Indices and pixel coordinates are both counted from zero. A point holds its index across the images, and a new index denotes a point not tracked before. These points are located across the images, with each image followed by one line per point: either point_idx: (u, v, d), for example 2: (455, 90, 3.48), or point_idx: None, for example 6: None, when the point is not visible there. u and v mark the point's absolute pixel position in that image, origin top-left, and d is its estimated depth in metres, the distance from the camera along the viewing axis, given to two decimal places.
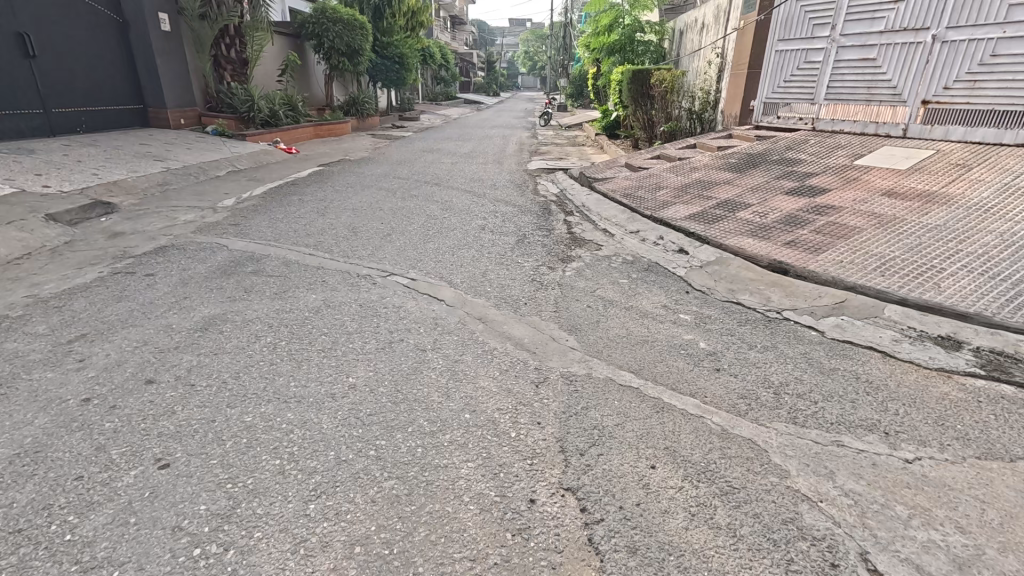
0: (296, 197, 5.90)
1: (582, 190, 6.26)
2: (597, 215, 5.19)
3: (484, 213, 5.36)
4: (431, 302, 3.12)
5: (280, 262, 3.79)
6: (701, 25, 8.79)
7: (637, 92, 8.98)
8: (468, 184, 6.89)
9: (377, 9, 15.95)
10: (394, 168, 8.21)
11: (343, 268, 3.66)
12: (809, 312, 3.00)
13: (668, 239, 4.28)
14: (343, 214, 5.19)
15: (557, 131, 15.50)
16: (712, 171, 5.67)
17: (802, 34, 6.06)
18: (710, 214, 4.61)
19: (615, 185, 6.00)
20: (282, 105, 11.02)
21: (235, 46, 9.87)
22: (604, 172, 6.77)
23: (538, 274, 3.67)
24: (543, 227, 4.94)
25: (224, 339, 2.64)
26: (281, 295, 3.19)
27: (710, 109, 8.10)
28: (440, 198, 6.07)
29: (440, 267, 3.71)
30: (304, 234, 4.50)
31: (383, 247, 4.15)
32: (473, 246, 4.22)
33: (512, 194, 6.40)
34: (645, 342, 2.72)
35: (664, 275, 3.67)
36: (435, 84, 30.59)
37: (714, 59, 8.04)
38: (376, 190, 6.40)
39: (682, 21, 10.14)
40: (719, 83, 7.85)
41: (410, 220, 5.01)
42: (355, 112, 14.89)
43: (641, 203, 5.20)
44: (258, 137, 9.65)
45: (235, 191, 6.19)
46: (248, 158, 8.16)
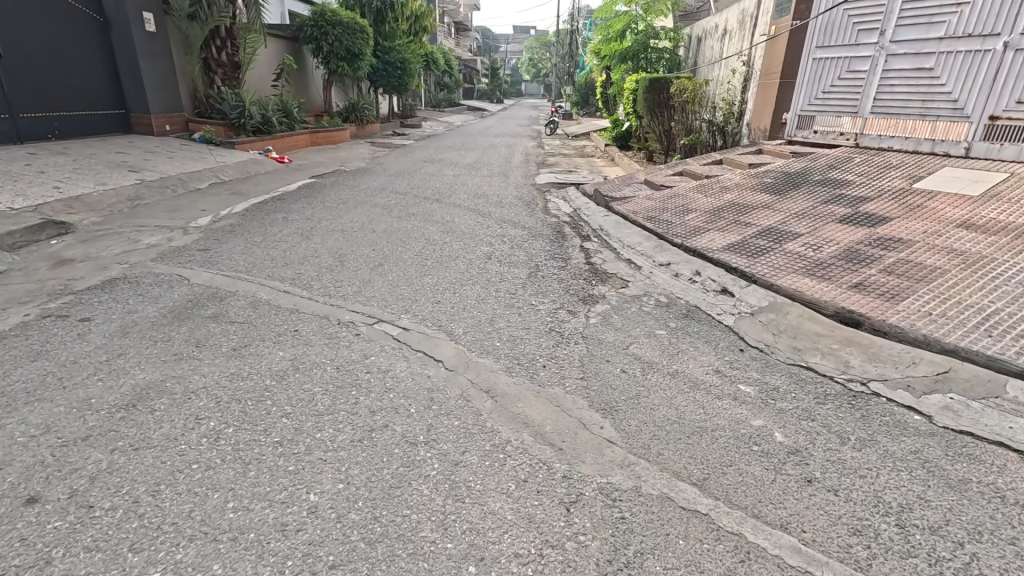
0: (280, 215, 5.31)
1: (599, 210, 5.65)
2: (618, 242, 4.58)
3: (490, 237, 4.76)
4: (427, 363, 2.50)
5: (248, 302, 3.17)
6: (724, 32, 8.20)
7: (653, 102, 8.41)
8: (471, 201, 6.30)
9: (379, 13, 15.41)
10: (392, 180, 7.62)
11: (322, 312, 3.05)
12: (905, 386, 2.36)
13: (706, 275, 3.67)
14: (330, 237, 4.59)
15: (564, 140, 14.93)
16: (746, 193, 5.06)
17: (845, 41, 5.47)
18: (752, 244, 3.99)
19: (635, 205, 5.39)
20: (277, 111, 10.46)
21: (226, 49, 9.33)
22: (621, 189, 6.17)
23: (556, 321, 3.05)
24: (557, 255, 4.33)
25: (152, 425, 2.01)
26: (240, 352, 2.56)
27: (734, 122, 7.49)
28: (440, 217, 5.47)
29: (437, 311, 3.10)
30: (282, 262, 3.89)
31: (373, 282, 3.55)
32: (478, 281, 3.61)
33: (520, 213, 5.80)
34: (703, 431, 2.09)
35: (708, 326, 3.05)
36: (438, 90, 30.10)
37: (739, 67, 7.45)
38: (370, 207, 5.81)
39: (700, 27, 9.57)
40: (744, 93, 7.26)
41: (406, 245, 4.41)
42: (354, 117, 14.38)
43: (669, 228, 4.59)
44: (248, 144, 9.07)
45: (213, 206, 5.60)
46: (234, 168, 7.56)
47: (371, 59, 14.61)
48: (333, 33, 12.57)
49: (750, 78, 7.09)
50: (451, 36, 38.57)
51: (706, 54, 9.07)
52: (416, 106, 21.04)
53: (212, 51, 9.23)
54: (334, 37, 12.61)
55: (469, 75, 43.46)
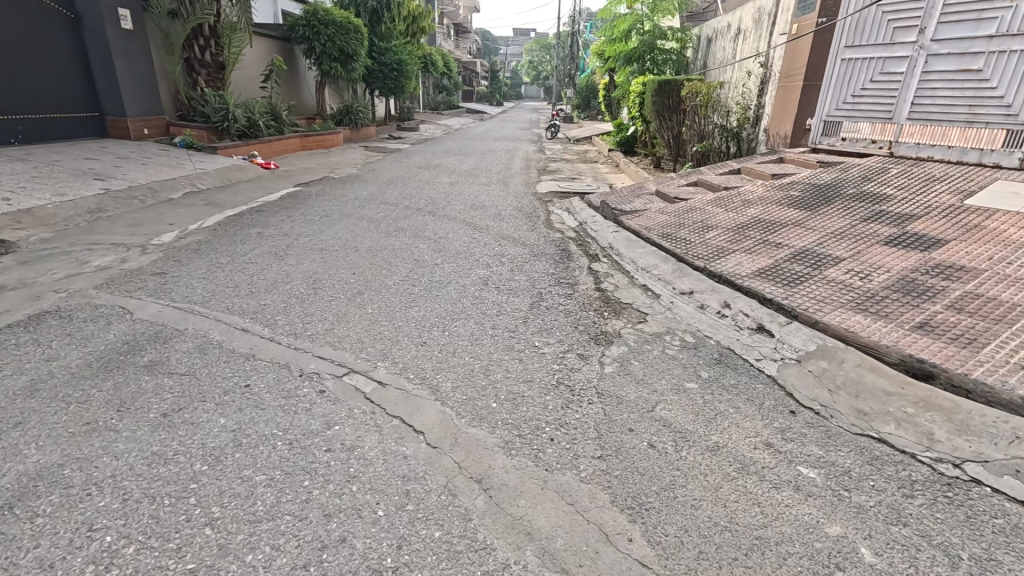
0: (255, 230, 4.81)
1: (607, 225, 5.14)
2: (631, 263, 4.07)
3: (487, 256, 4.26)
4: (404, 436, 2.00)
5: (197, 343, 2.66)
6: (737, 33, 7.73)
7: (662, 106, 7.92)
8: (467, 213, 5.80)
9: (375, 13, 14.95)
10: (383, 189, 7.12)
11: (284, 359, 2.54)
12: (1014, 472, 1.85)
13: (737, 309, 3.16)
14: (308, 257, 4.09)
15: (566, 145, 14.43)
16: (772, 207, 4.56)
17: (879, 40, 4.98)
18: (786, 270, 3.49)
19: (647, 220, 4.89)
20: (265, 114, 9.97)
21: (210, 48, 8.88)
22: (630, 200, 5.68)
23: (564, 371, 2.54)
24: (562, 280, 3.82)
25: (24, 542, 1.49)
26: (170, 420, 2.05)
27: (749, 128, 7.01)
28: (432, 231, 4.98)
29: (421, 357, 2.59)
30: (247, 290, 3.39)
31: (350, 316, 3.04)
32: (472, 315, 3.10)
33: (520, 227, 5.31)
34: (766, 546, 1.57)
35: (747, 376, 2.54)
36: (436, 92, 29.65)
37: (755, 70, 6.96)
38: (355, 220, 5.30)
39: (710, 27, 9.09)
40: (761, 97, 6.77)
41: (392, 267, 3.91)
42: (349, 121, 13.91)
43: (688, 248, 4.08)
44: (232, 149, 8.56)
45: (183, 220, 5.10)
46: (213, 175, 7.06)
47: (367, 60, 14.13)
48: (325, 33, 12.09)
49: (768, 80, 6.61)
50: (450, 38, 38.16)
51: (717, 56, 8.60)
52: (413, 108, 20.55)
53: (194, 51, 8.77)
54: (327, 37, 12.13)
55: (470, 77, 43.01)
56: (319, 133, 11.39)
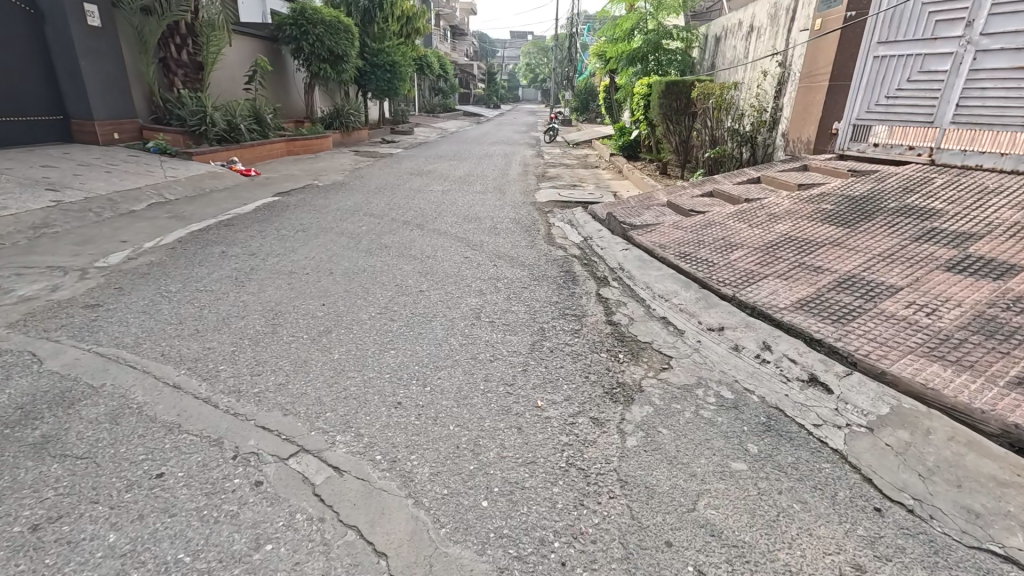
0: (219, 249, 4.26)
1: (615, 241, 4.60)
2: (646, 290, 3.53)
3: (481, 280, 3.72)
4: (360, 563, 1.45)
5: (110, 408, 2.11)
6: (750, 31, 7.22)
7: (670, 109, 7.41)
8: (459, 226, 5.26)
9: (367, 13, 14.42)
10: (369, 198, 6.59)
11: (218, 431, 1.99)
12: None
13: (780, 353, 2.62)
14: (273, 283, 3.54)
15: (565, 149, 13.93)
16: (802, 223, 4.04)
17: (918, 34, 4.46)
18: (832, 301, 2.96)
19: (661, 237, 4.36)
20: (247, 117, 9.42)
21: (187, 47, 8.32)
22: (639, 213, 5.16)
23: (575, 447, 1.99)
24: (567, 311, 3.28)
25: None
26: (37, 540, 1.49)
27: (765, 132, 6.49)
28: (420, 249, 4.43)
29: (393, 425, 2.05)
30: (192, 328, 2.83)
31: (311, 364, 2.50)
32: (460, 362, 2.56)
33: (518, 243, 4.77)
34: None
35: (807, 452, 1.99)
36: (432, 95, 29.16)
37: (772, 71, 6.44)
38: (334, 235, 4.75)
39: (719, 25, 8.60)
40: (778, 98, 6.26)
41: (368, 296, 3.36)
42: (340, 124, 13.36)
43: (712, 273, 3.55)
44: (210, 155, 8.01)
45: (140, 236, 4.55)
46: (185, 184, 6.51)
47: (358, 62, 13.59)
48: (314, 32, 11.56)
49: (787, 80, 6.10)
50: (447, 41, 37.70)
51: (727, 56, 8.09)
52: (408, 111, 20.02)
53: (170, 50, 8.21)
54: (315, 37, 11.59)
55: (466, 80, 42.52)
56: (306, 137, 10.85)
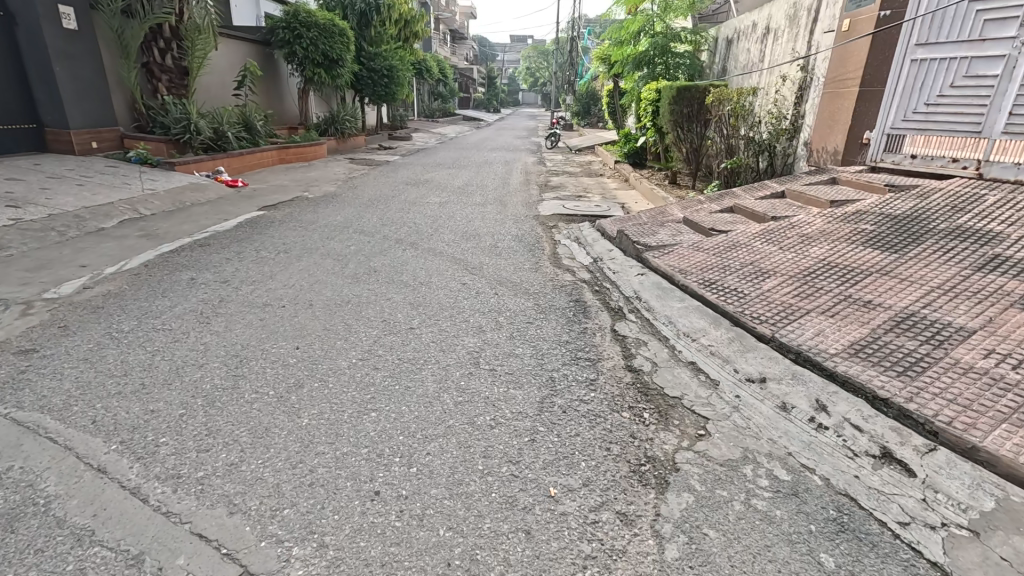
0: (188, 275, 3.82)
1: (628, 264, 4.17)
2: (669, 327, 3.09)
3: (480, 313, 3.28)
4: None
5: (8, 505, 1.66)
6: (767, 34, 6.80)
7: (681, 116, 7.00)
8: (456, 245, 4.83)
9: (364, 15, 14.03)
10: (362, 212, 6.16)
11: (141, 541, 1.55)
12: None
13: (840, 417, 2.17)
14: (243, 319, 3.11)
15: (568, 155, 13.52)
16: (840, 246, 3.61)
17: (964, 35, 4.05)
18: (892, 347, 2.53)
19: (680, 261, 3.93)
20: (236, 124, 9.01)
21: (171, 51, 7.93)
22: (653, 231, 4.73)
23: (600, 562, 1.55)
24: (581, 354, 2.84)
25: None
26: None
27: (784, 141, 6.08)
28: (413, 274, 3.99)
29: (367, 531, 1.61)
30: (137, 382, 2.39)
31: (274, 434, 2.06)
32: (455, 430, 2.12)
33: (520, 266, 4.33)
34: None
35: (899, 566, 1.54)
36: (432, 99, 28.76)
37: (791, 76, 6.02)
38: (319, 258, 4.32)
39: (730, 27, 8.19)
40: (799, 105, 5.85)
41: (351, 336, 2.92)
42: (335, 130, 12.96)
43: (744, 307, 3.12)
44: (195, 165, 7.59)
45: (103, 260, 4.12)
46: (163, 198, 6.08)
47: (354, 66, 13.20)
48: (308, 36, 11.16)
49: (809, 86, 5.68)
50: (446, 44, 37.28)
51: (741, 60, 7.67)
52: (406, 116, 19.61)
53: (153, 54, 7.82)
54: (309, 40, 11.19)
55: (466, 84, 42.13)
56: (300, 144, 10.45)
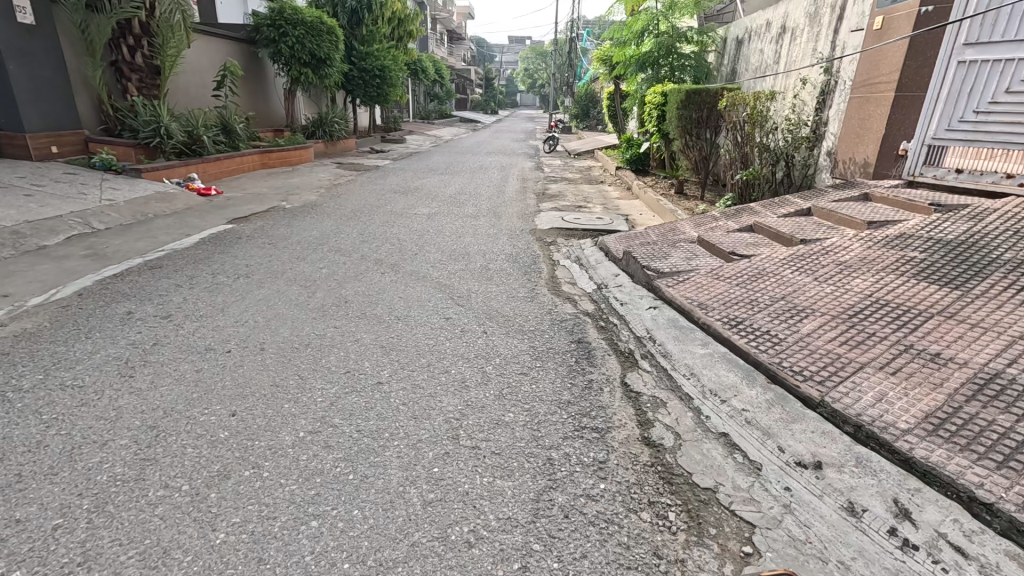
0: (125, 308, 3.27)
1: (638, 294, 3.64)
2: (692, 382, 2.56)
3: (464, 362, 2.74)
4: None
5: None
6: (783, 33, 6.28)
7: (689, 121, 6.47)
8: (442, 267, 4.29)
9: (355, 14, 13.49)
10: (341, 226, 5.62)
11: None
12: None
13: (931, 530, 1.64)
14: (176, 371, 2.56)
15: (566, 160, 13.00)
16: (888, 278, 3.08)
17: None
18: (982, 422, 2.00)
19: (700, 292, 3.39)
20: (213, 127, 8.45)
21: (142, 49, 7.35)
22: (665, 251, 4.20)
23: None
24: (586, 420, 2.30)
25: None
26: None
27: (804, 150, 5.56)
28: (389, 306, 3.45)
29: None
30: (11, 473, 1.84)
31: (170, 564, 1.51)
32: (420, 552, 1.58)
33: (514, 294, 3.79)
34: None
35: None
36: (427, 100, 28.18)
37: (812, 79, 5.51)
38: (283, 285, 3.78)
39: (740, 27, 7.68)
40: (821, 111, 5.33)
41: (304, 396, 2.38)
42: (323, 133, 12.41)
43: (782, 357, 2.58)
44: (164, 172, 7.03)
45: (31, 287, 3.56)
46: (123, 210, 5.53)
47: (343, 66, 12.65)
48: (293, 34, 10.62)
49: (834, 90, 5.17)
50: (443, 45, 36.70)
51: (753, 62, 7.16)
52: (400, 117, 19.05)
53: (122, 52, 7.27)
54: (295, 38, 10.65)
55: (463, 85, 41.57)
56: (284, 149, 9.90)
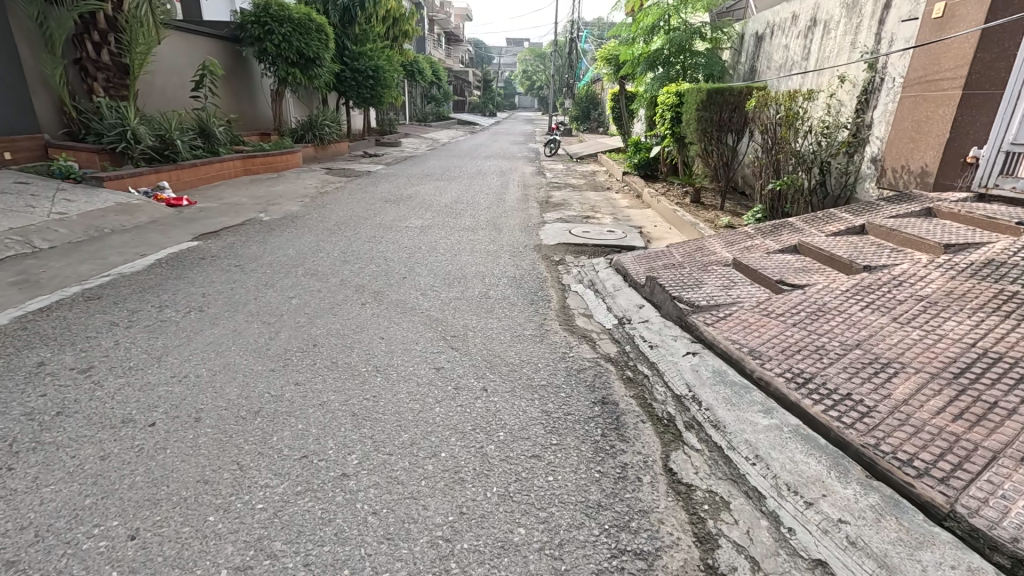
0: (38, 357, 2.63)
1: (670, 334, 3.01)
2: (760, 471, 1.94)
3: (457, 439, 2.11)
4: None
5: None
6: (815, 26, 5.68)
7: (710, 124, 5.87)
8: (433, 296, 3.66)
9: (347, 11, 12.87)
10: (322, 242, 5.00)
11: None
12: None
13: None
14: (73, 459, 1.91)
15: (569, 165, 12.38)
16: (991, 320, 2.46)
17: None
18: None
19: (750, 333, 2.76)
20: (189, 130, 7.83)
21: (108, 46, 6.73)
22: (694, 277, 3.57)
23: None
24: (626, 538, 1.67)
25: None
26: None
27: (842, 157, 4.95)
28: (367, 352, 2.82)
29: None
30: None
31: None
32: None
33: (519, 332, 3.15)
34: None
35: None
36: (424, 102, 27.57)
37: (851, 77, 4.90)
38: (242, 321, 3.15)
39: (761, 21, 7.08)
40: (863, 112, 4.72)
41: (238, 502, 1.74)
42: (313, 137, 11.77)
43: (879, 436, 1.96)
44: (131, 180, 6.39)
45: None
46: (75, 224, 4.89)
47: (335, 66, 12.00)
48: (280, 31, 9.99)
49: (879, 88, 4.56)
50: (440, 46, 36.11)
51: (777, 58, 6.55)
52: (395, 119, 18.42)
53: (86, 49, 6.65)
54: (282, 36, 10.02)
55: (460, 87, 40.96)
56: (270, 154, 9.27)
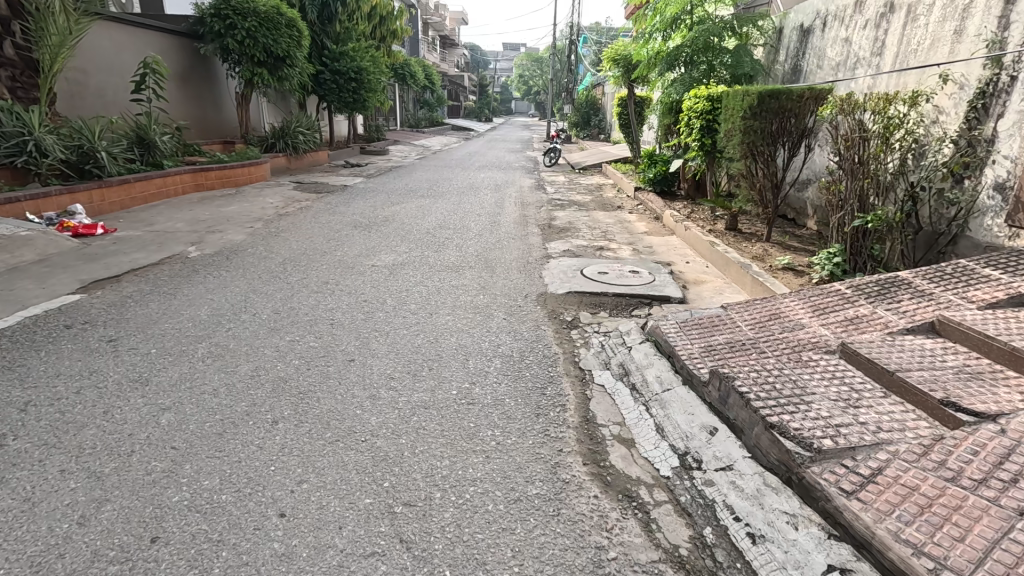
0: None
1: (781, 510, 1.75)
2: None
3: None
4: None
5: None
6: (894, 12, 4.47)
7: (766, 133, 4.62)
8: (387, 406, 2.39)
9: (327, 7, 11.64)
10: (253, 294, 3.72)
11: None
12: None
13: None
14: None
15: (572, 177, 11.11)
16: None
17: None
18: None
19: (943, 530, 1.50)
20: (121, 140, 6.57)
21: (11, 37, 5.50)
22: (789, 376, 2.32)
23: None
24: None
25: None
26: None
27: (946, 181, 3.72)
28: (244, 559, 1.56)
29: None
30: None
31: None
32: None
33: (518, 493, 1.89)
34: None
35: None
36: (417, 107, 26.37)
37: (958, 76, 3.68)
38: (54, 471, 1.88)
39: (810, 9, 5.86)
40: (982, 123, 3.50)
41: None
42: (285, 145, 10.51)
43: None
44: (29, 202, 5.11)
45: None
46: None
47: (311, 66, 10.76)
48: (243, 25, 8.73)
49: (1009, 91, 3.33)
50: (434, 49, 34.98)
51: (834, 54, 5.34)
52: (384, 125, 17.16)
53: None
54: (245, 31, 8.76)
55: (455, 91, 39.74)
56: (230, 166, 7.99)
